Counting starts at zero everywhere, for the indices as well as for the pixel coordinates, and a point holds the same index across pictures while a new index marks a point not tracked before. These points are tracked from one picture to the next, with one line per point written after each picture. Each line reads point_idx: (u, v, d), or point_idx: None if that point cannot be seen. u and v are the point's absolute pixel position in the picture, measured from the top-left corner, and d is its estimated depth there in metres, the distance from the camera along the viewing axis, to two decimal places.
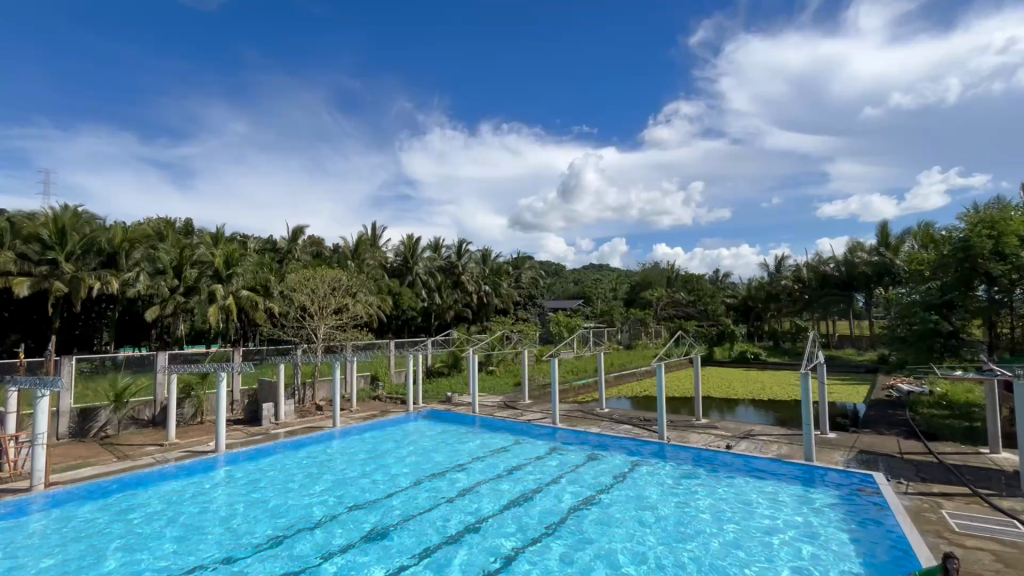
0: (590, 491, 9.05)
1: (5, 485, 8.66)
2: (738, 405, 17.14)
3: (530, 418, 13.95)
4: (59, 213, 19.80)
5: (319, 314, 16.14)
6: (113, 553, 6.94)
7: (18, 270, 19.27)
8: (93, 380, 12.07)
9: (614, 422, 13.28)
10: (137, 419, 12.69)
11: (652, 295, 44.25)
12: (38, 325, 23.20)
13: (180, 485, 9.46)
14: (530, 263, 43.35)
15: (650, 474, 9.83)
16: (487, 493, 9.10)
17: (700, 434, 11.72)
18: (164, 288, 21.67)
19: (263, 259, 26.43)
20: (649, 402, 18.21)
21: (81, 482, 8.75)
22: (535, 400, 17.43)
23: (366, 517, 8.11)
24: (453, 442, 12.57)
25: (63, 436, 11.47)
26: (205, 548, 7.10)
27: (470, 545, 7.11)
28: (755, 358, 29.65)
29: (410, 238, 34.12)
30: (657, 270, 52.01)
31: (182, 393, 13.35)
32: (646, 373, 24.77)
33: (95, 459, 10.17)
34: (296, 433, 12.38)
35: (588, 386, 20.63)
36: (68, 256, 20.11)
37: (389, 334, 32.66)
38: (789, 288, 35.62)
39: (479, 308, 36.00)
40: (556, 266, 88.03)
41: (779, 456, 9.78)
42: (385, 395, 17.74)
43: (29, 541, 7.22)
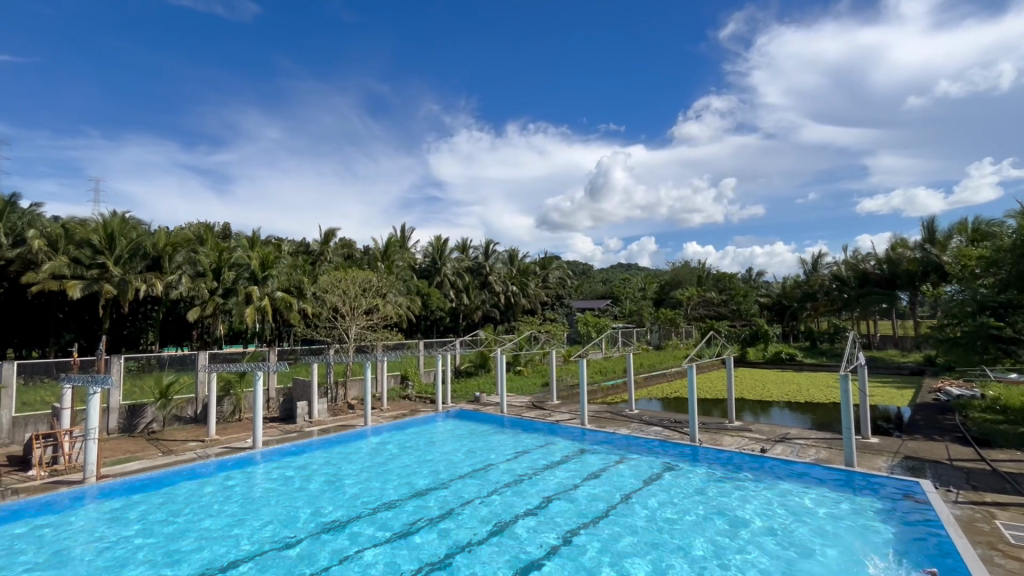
0: (619, 494, 8.97)
1: (60, 477, 9.16)
2: (773, 406, 16.68)
3: (558, 418, 13.89)
4: (109, 219, 20.94)
5: (350, 314, 16.47)
6: (155, 545, 7.19)
7: (72, 274, 20.41)
8: (140, 377, 12.64)
9: (644, 423, 13.10)
10: (180, 417, 13.20)
11: (682, 294, 43.47)
12: (90, 325, 24.48)
13: (218, 480, 9.78)
14: (557, 263, 43.13)
15: (683, 478, 9.64)
16: (516, 493, 9.12)
17: (734, 437, 11.42)
18: (204, 290, 22.45)
19: (297, 261, 27.26)
20: (680, 403, 17.90)
21: (128, 476, 9.15)
22: (564, 400, 17.38)
23: (398, 514, 8.22)
24: (482, 441, 12.68)
25: (113, 431, 12.09)
26: (239, 543, 7.26)
27: (501, 546, 7.12)
28: (791, 358, 28.78)
29: (438, 238, 34.43)
30: (687, 269, 51.07)
31: (221, 391, 13.86)
32: (677, 373, 24.34)
33: (142, 454, 10.65)
34: (330, 431, 12.70)
35: (618, 387, 20.45)
36: (117, 260, 21.12)
37: (418, 334, 33.04)
38: (827, 286, 34.31)
39: (506, 308, 36.19)
40: (585, 266, 87.54)
41: (819, 462, 9.43)
42: (414, 394, 17.97)
43: (78, 533, 7.54)
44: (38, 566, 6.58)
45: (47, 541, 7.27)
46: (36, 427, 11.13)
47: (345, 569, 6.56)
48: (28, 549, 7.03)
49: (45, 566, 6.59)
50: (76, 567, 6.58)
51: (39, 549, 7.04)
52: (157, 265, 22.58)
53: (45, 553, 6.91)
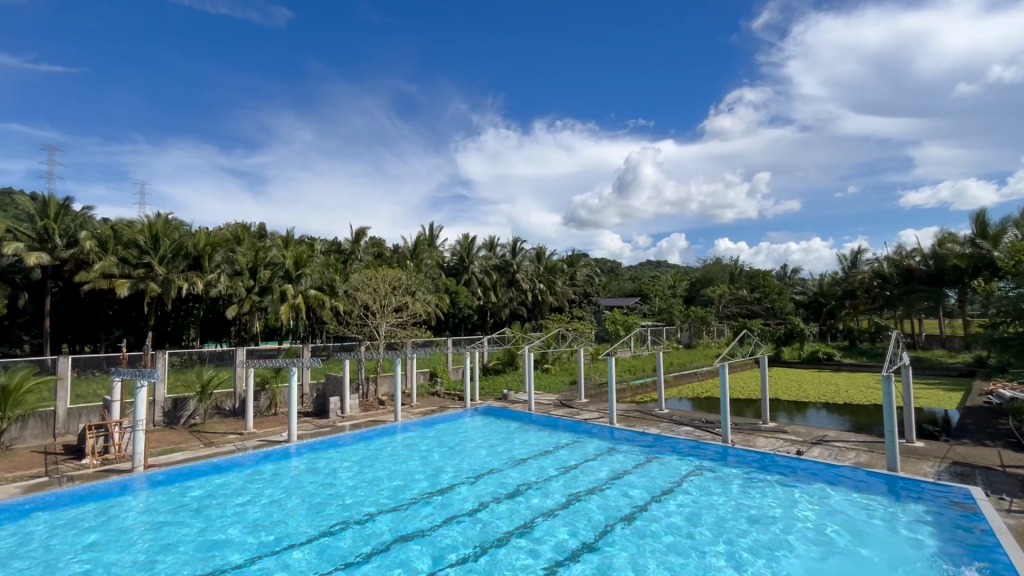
0: (650, 493, 8.89)
1: (110, 465, 9.65)
2: (809, 407, 16.16)
3: (586, 417, 13.83)
4: (154, 221, 22.02)
5: (380, 312, 16.77)
6: (191, 534, 7.42)
7: (120, 272, 21.51)
8: (184, 372, 13.20)
9: (674, 423, 12.90)
10: (220, 409, 13.73)
11: (714, 291, 42.51)
12: (136, 322, 25.70)
13: (254, 472, 10.11)
14: (585, 260, 42.85)
15: (714, 479, 9.44)
16: (546, 490, 9.14)
17: (768, 438, 11.13)
18: (241, 288, 23.24)
19: (329, 260, 27.90)
20: (711, 403, 17.55)
21: (173, 465, 9.56)
22: (592, 399, 17.25)
23: (431, 507, 8.38)
24: (511, 438, 12.74)
25: (158, 423, 12.67)
26: (270, 534, 7.42)
27: (533, 541, 7.18)
28: (829, 359, 27.77)
29: (465, 237, 34.66)
30: (718, 266, 49.92)
31: (258, 386, 14.35)
32: (708, 373, 23.82)
33: (185, 445, 11.13)
34: (361, 426, 12.96)
35: (647, 386, 20.18)
36: (161, 260, 22.16)
37: (446, 332, 33.36)
38: (867, 284, 32.96)
39: (534, 306, 36.20)
40: (613, 264, 86.71)
41: (859, 465, 9.08)
42: (443, 391, 18.19)
43: (123, 521, 7.89)
44: (84, 553, 6.89)
45: (95, 527, 7.64)
46: (88, 418, 11.75)
47: (383, 557, 6.77)
48: (77, 535, 7.41)
49: (91, 552, 6.90)
50: (118, 554, 6.85)
51: (87, 535, 7.40)
52: (198, 264, 23.49)
53: (91, 540, 7.25)
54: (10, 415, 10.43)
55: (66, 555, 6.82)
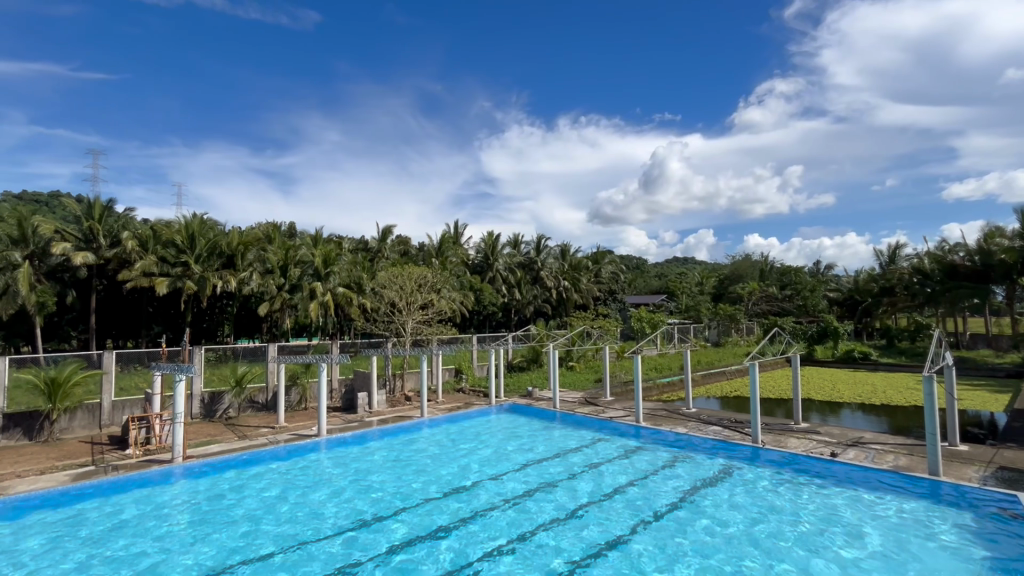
0: (677, 492, 8.79)
1: (152, 456, 10.08)
2: (844, 408, 15.65)
3: (612, 415, 13.74)
4: (189, 221, 22.84)
5: (407, 309, 17.00)
6: (223, 525, 7.63)
7: (159, 271, 22.38)
8: (219, 366, 13.65)
9: (701, 422, 12.69)
10: (253, 403, 14.16)
11: (743, 288, 41.51)
12: (175, 318, 26.69)
13: (285, 465, 10.39)
14: (610, 257, 42.44)
15: (743, 480, 9.26)
16: (572, 487, 9.13)
17: (800, 439, 10.85)
18: (272, 286, 23.91)
19: (356, 258, 28.38)
20: (740, 402, 17.18)
21: (210, 457, 9.94)
22: (617, 397, 17.11)
23: (458, 502, 8.48)
24: (536, 435, 12.75)
25: (196, 416, 13.18)
26: (297, 527, 7.57)
27: (560, 537, 7.21)
28: (865, 358, 26.81)
29: (490, 235, 34.74)
30: (748, 262, 48.72)
31: (290, 381, 14.75)
32: (737, 371, 23.32)
33: (221, 438, 11.53)
34: (388, 421, 13.20)
35: (673, 385, 19.92)
36: (197, 258, 22.98)
37: (471, 329, 33.57)
38: (907, 280, 31.61)
39: (558, 303, 36.08)
40: (639, 261, 85.75)
41: (898, 469, 8.77)
42: (468, 387, 18.35)
43: (160, 510, 8.20)
44: (124, 540, 7.16)
45: (134, 515, 7.96)
46: (131, 411, 12.29)
47: (414, 549, 6.91)
48: (117, 523, 7.71)
49: (130, 540, 7.18)
50: (154, 542, 7.11)
51: (126, 523, 7.69)
52: (231, 263, 24.24)
53: (130, 528, 7.54)
54: (59, 406, 11.01)
55: (107, 542, 7.11)
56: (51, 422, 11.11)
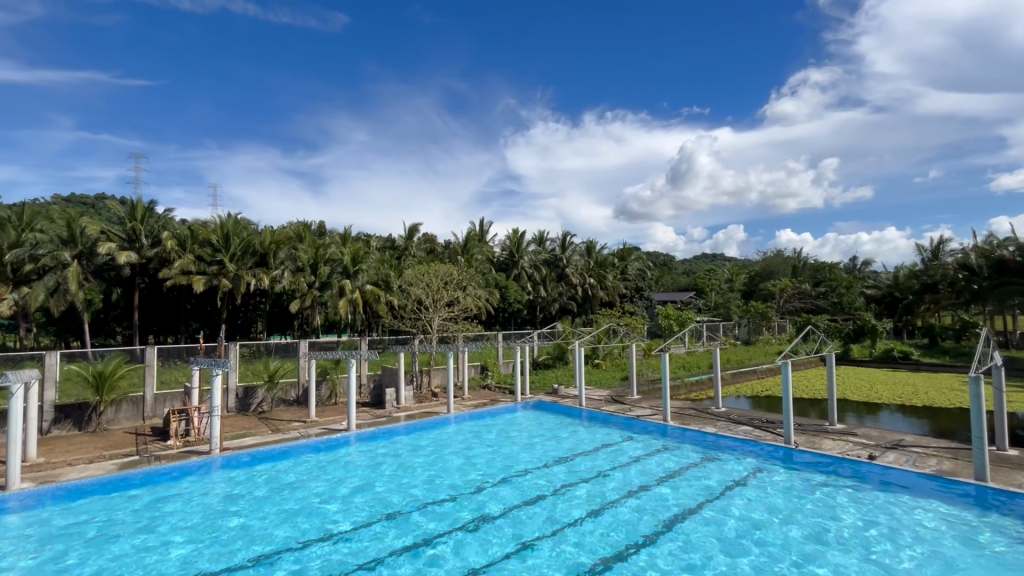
0: (707, 492, 8.63)
1: (191, 447, 10.48)
2: (882, 409, 15.09)
3: (639, 413, 13.59)
4: (224, 221, 23.79)
5: (433, 307, 17.20)
6: (259, 515, 7.88)
7: (196, 269, 23.19)
8: (253, 362, 14.07)
9: (731, 422, 12.44)
10: (285, 398, 14.55)
11: (775, 285, 40.40)
12: (211, 315, 27.63)
13: (316, 458, 10.64)
14: (637, 254, 41.95)
15: (775, 482, 9.03)
16: (600, 485, 9.07)
17: (836, 440, 10.50)
18: (303, 284, 24.51)
19: (384, 256, 28.84)
20: (771, 402, 16.74)
21: (245, 449, 10.23)
22: (644, 396, 16.92)
23: (486, 497, 8.52)
24: (562, 432, 12.70)
25: (231, 409, 13.63)
26: (326, 519, 7.72)
27: (588, 535, 7.17)
28: (905, 357, 25.76)
29: (515, 232, 34.77)
30: (780, 258, 47.40)
31: (320, 376, 15.11)
32: (768, 370, 22.75)
33: (255, 431, 11.89)
34: (415, 417, 13.38)
35: (702, 384, 19.56)
36: (231, 257, 23.78)
37: (496, 326, 33.71)
38: (951, 276, 30.18)
39: (584, 301, 35.89)
40: (666, 258, 84.53)
41: (941, 473, 8.40)
42: (494, 384, 18.45)
43: (197, 499, 8.50)
44: (162, 527, 7.44)
45: (172, 504, 8.27)
46: (171, 403, 12.80)
47: (444, 542, 6.99)
48: (157, 511, 8.04)
49: (168, 527, 7.45)
50: (195, 529, 7.40)
51: (166, 511, 8.02)
52: (264, 261, 24.94)
53: (168, 516, 7.84)
54: (106, 398, 11.58)
55: (146, 529, 7.41)
56: (99, 414, 11.68)
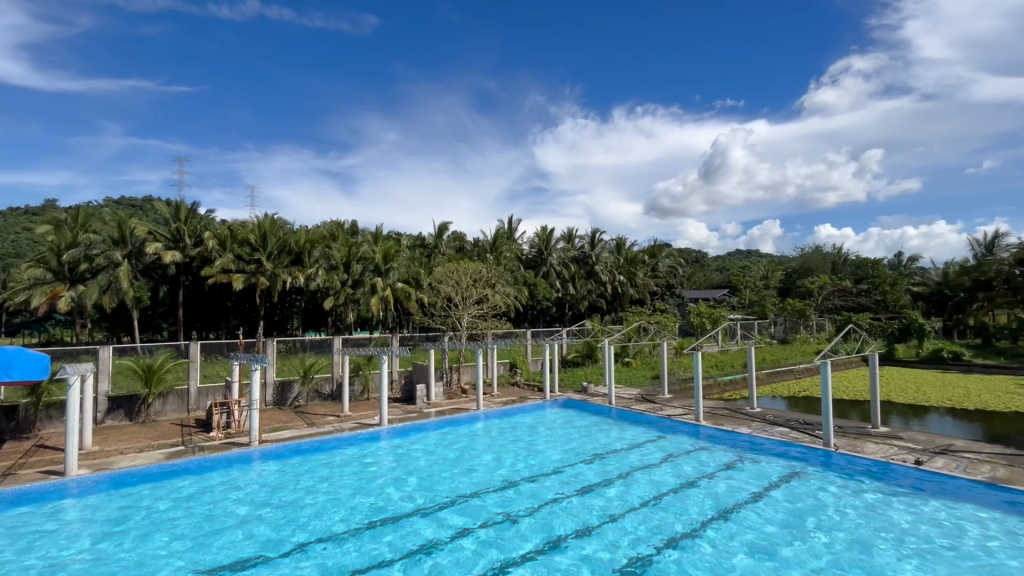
0: (743, 494, 8.40)
1: (231, 438, 10.92)
2: (929, 412, 14.41)
3: (670, 413, 13.39)
4: (261, 220, 24.48)
5: (462, 304, 17.36)
6: (296, 505, 8.14)
7: (235, 268, 24.04)
8: (289, 357, 14.52)
9: (766, 422, 12.11)
10: (320, 393, 14.96)
11: (813, 282, 39.05)
12: (249, 312, 28.65)
13: (350, 452, 10.89)
14: (668, 251, 41.26)
15: (815, 485, 8.73)
16: (632, 483, 8.97)
17: (879, 444, 10.09)
18: (337, 282, 25.11)
19: (414, 254, 29.25)
20: (809, 403, 16.21)
21: (283, 441, 10.57)
22: (675, 395, 16.65)
23: (517, 494, 8.54)
24: (592, 431, 12.60)
25: (269, 403, 14.11)
26: (361, 511, 7.90)
27: (621, 533, 7.11)
28: (956, 358, 24.48)
29: (544, 229, 34.68)
30: (818, 254, 45.72)
31: (353, 372, 15.47)
32: (806, 370, 22.04)
33: (292, 424, 12.29)
34: (445, 413, 13.55)
35: (736, 383, 19.08)
36: (268, 256, 24.53)
37: (525, 324, 33.69)
38: (1007, 272, 28.45)
39: (613, 298, 35.53)
40: (699, 254, 82.83)
41: (995, 481, 7.96)
42: (522, 381, 18.50)
43: (236, 489, 8.81)
44: (203, 516, 7.74)
45: (213, 494, 8.59)
46: (213, 397, 13.33)
47: (477, 537, 7.05)
48: (202, 499, 8.40)
49: (208, 516, 7.74)
50: (236, 518, 7.69)
51: (210, 500, 8.36)
52: (299, 260, 25.64)
53: (209, 505, 8.13)
54: (154, 391, 12.16)
55: (189, 516, 7.73)
56: (147, 406, 12.27)
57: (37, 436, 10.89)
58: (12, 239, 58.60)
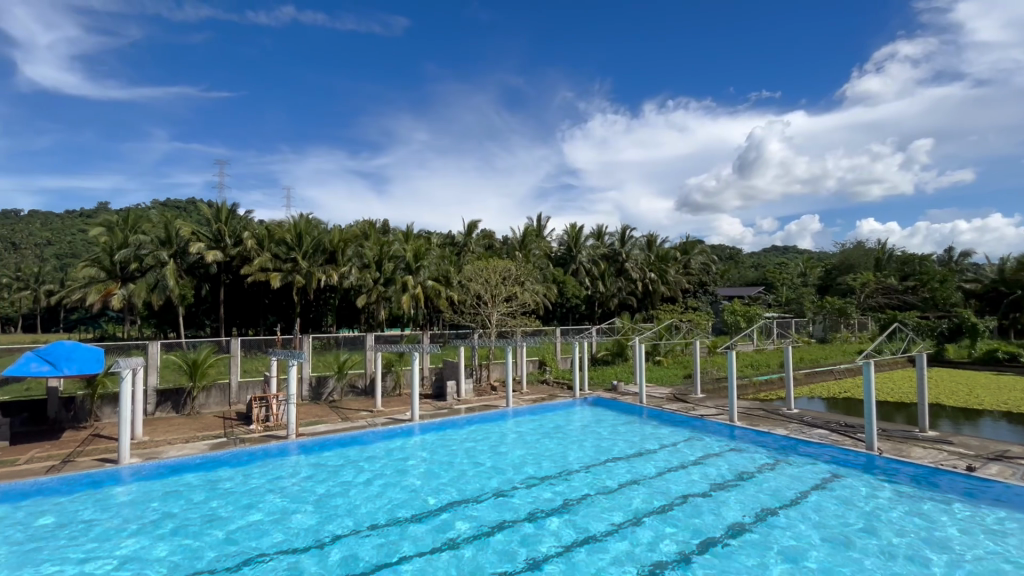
0: (778, 497, 8.17)
1: (270, 431, 11.32)
2: (983, 416, 13.64)
3: (703, 412, 13.15)
4: (297, 221, 25.25)
5: (492, 302, 17.44)
6: (330, 497, 8.35)
7: (273, 266, 24.85)
8: (323, 353, 14.93)
9: (804, 424, 11.73)
10: (353, 388, 15.33)
11: (855, 279, 37.53)
12: (286, 309, 29.59)
13: (382, 446, 11.11)
14: (700, 247, 40.38)
15: (855, 490, 8.42)
16: (662, 484, 8.85)
17: (926, 449, 9.63)
18: (369, 280, 25.66)
19: (444, 252, 29.58)
20: (851, 405, 15.60)
21: (318, 435, 10.88)
22: (708, 395, 16.31)
23: (545, 492, 8.53)
24: (621, 430, 12.48)
25: (305, 398, 14.55)
26: (392, 504, 8.05)
27: (651, 535, 7.01)
28: (1013, 360, 23.08)
29: (573, 227, 34.51)
30: (861, 250, 43.83)
31: (385, 368, 15.78)
32: (847, 370, 21.23)
33: (327, 418, 12.64)
34: (476, 409, 13.66)
35: (772, 384, 18.54)
36: (304, 255, 25.26)
37: (554, 322, 33.45)
38: None
39: (644, 296, 35.06)
40: (733, 251, 80.77)
41: None
42: (552, 379, 18.49)
43: (276, 480, 9.13)
44: (243, 506, 8.02)
45: (253, 484, 8.91)
46: (252, 391, 13.82)
47: (505, 533, 7.09)
48: (241, 488, 8.73)
49: (248, 506, 8.03)
50: (273, 508, 7.95)
51: (248, 489, 8.69)
52: (333, 258, 26.26)
53: (250, 495, 8.46)
54: (199, 384, 12.73)
55: (229, 505, 8.05)
56: (192, 398, 12.85)
57: (93, 425, 11.54)
58: (69, 239, 62.39)
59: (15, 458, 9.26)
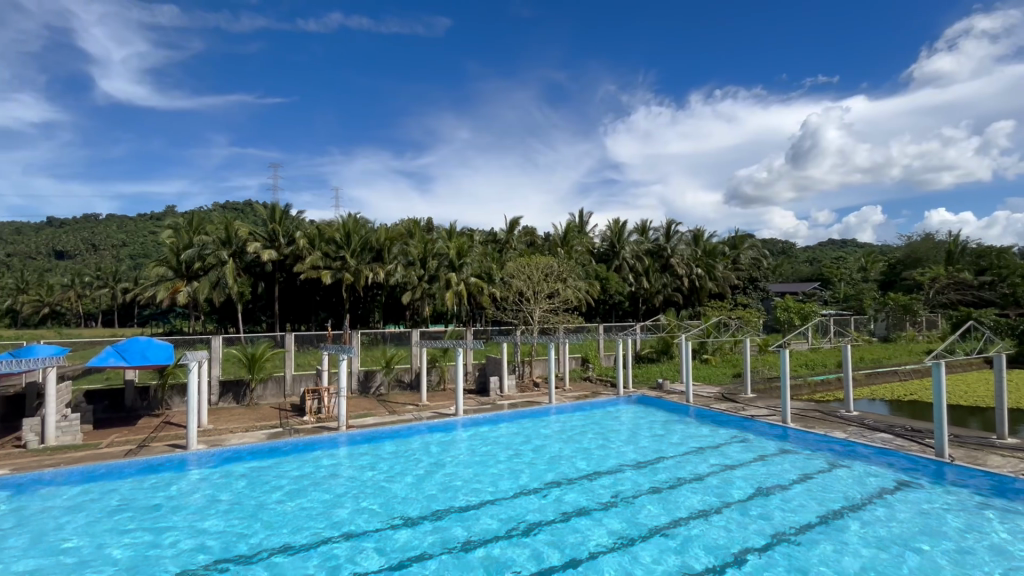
0: (833, 503, 7.77)
1: (322, 422, 11.82)
2: None
3: (754, 413, 12.68)
4: (346, 220, 26.16)
5: (534, 298, 17.43)
6: (374, 487, 8.64)
7: (323, 264, 25.81)
8: (372, 348, 15.43)
9: (865, 427, 11.09)
10: (400, 382, 15.72)
11: (922, 274, 35.07)
12: (336, 306, 30.67)
13: (427, 440, 11.32)
14: (751, 242, 38.85)
15: (921, 498, 7.88)
16: (707, 485, 8.57)
17: (1004, 457, 8.91)
18: (413, 277, 26.22)
19: (487, 249, 29.81)
20: (917, 408, 14.64)
21: (367, 428, 11.23)
22: (759, 394, 15.72)
23: (584, 490, 8.44)
24: (667, 429, 12.21)
25: (354, 391, 15.06)
26: (432, 496, 8.22)
27: (692, 537, 6.83)
28: None
29: (616, 222, 33.99)
30: (930, 243, 40.85)
31: (430, 363, 16.10)
32: (913, 371, 19.90)
33: (375, 412, 13.05)
34: (518, 406, 13.73)
35: (829, 384, 17.63)
36: (352, 253, 26.14)
37: (597, 319, 33.06)
38: None
39: (690, 292, 34.13)
40: (785, 245, 77.26)
41: None
42: (595, 376, 18.33)
43: (324, 470, 9.49)
44: (294, 492, 8.39)
45: (302, 473, 9.31)
46: (305, 383, 14.43)
47: (543, 530, 7.08)
48: (291, 476, 9.15)
49: (298, 492, 8.40)
50: (321, 495, 8.29)
51: (299, 477, 9.09)
52: (380, 256, 27.03)
53: (300, 483, 8.84)
54: (256, 376, 13.43)
55: (281, 491, 8.46)
56: (251, 390, 13.58)
57: (164, 413, 12.40)
58: (141, 240, 67.10)
59: (98, 441, 10.08)
